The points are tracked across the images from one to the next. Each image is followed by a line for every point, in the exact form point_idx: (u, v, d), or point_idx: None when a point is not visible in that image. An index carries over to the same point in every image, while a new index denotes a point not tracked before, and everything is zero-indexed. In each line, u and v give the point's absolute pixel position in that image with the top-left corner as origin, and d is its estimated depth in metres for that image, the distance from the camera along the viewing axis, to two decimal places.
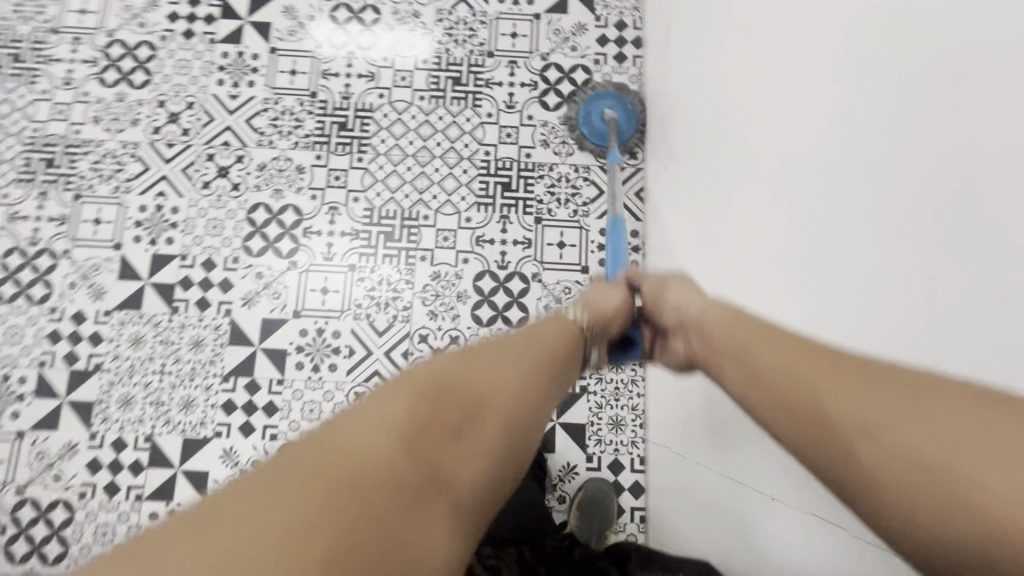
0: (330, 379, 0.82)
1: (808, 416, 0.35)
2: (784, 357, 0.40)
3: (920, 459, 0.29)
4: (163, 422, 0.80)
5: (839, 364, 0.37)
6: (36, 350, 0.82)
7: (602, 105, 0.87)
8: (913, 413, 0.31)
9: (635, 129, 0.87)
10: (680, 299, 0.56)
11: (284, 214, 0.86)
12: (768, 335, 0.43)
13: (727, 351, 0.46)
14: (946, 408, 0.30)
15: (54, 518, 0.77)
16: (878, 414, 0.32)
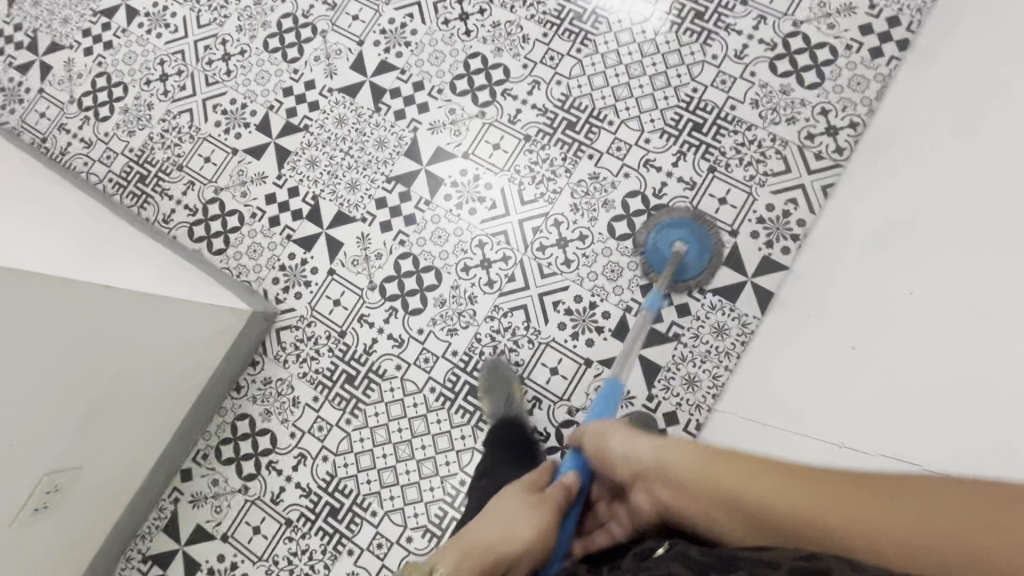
0: (466, 219, 0.90)
1: (768, 532, 0.37)
2: (753, 477, 0.39)
3: (911, 540, 0.31)
4: (330, 190, 0.94)
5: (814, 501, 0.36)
6: (271, 95, 0.99)
7: (672, 233, 0.83)
8: (855, 518, 0.33)
9: (701, 266, 0.81)
10: (625, 446, 0.51)
11: (495, 70, 0.94)
12: (728, 462, 0.42)
13: (697, 490, 0.42)
14: (945, 496, 0.31)
15: (228, 222, 0.95)
16: (843, 511, 0.34)
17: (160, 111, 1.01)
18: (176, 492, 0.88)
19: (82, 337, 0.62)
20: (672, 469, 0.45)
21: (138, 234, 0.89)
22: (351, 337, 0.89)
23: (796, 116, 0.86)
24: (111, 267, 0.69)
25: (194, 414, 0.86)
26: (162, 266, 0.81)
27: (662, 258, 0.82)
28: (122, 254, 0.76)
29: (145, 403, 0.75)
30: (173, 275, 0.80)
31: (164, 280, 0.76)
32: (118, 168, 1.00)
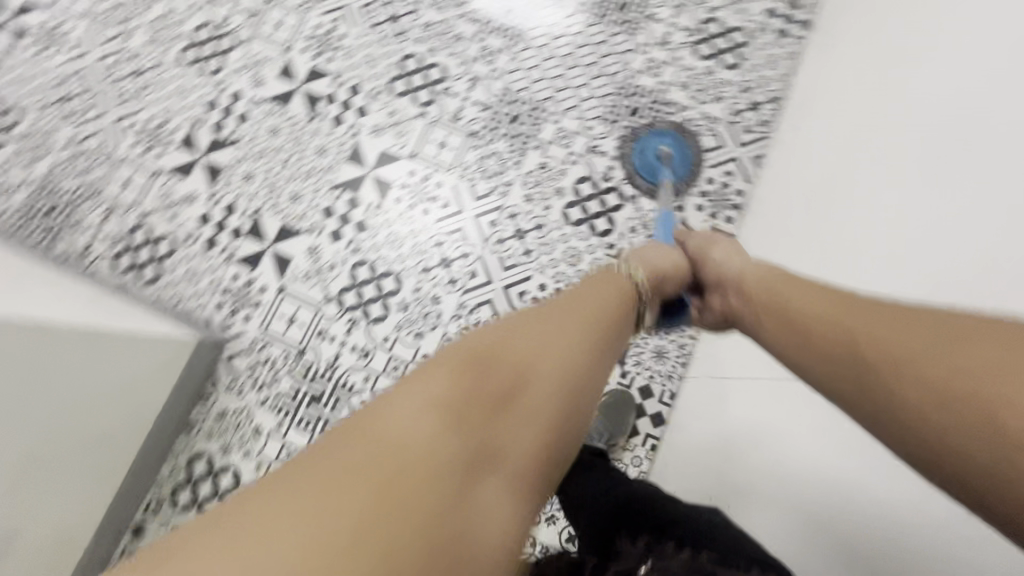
0: (420, 220, 0.88)
1: (834, 355, 0.45)
2: (834, 309, 0.47)
3: (949, 370, 0.37)
4: (271, 205, 0.89)
5: (916, 348, 0.39)
6: (193, 110, 0.93)
7: (658, 142, 0.90)
8: (909, 350, 0.40)
9: (687, 170, 0.89)
10: (725, 256, 0.64)
11: (432, 70, 0.94)
12: (823, 296, 0.50)
13: (775, 311, 0.54)
14: (982, 332, 0.37)
15: (159, 248, 0.88)
16: (915, 347, 0.39)
17: (64, 136, 0.92)
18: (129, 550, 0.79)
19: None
20: (749, 287, 0.59)
21: (57, 271, 0.80)
22: (311, 355, 0.85)
23: (722, 95, 0.92)
24: (30, 305, 0.62)
25: (148, 462, 0.79)
26: (90, 303, 0.74)
27: (653, 165, 0.89)
28: (46, 293, 0.69)
29: (95, 455, 0.68)
30: (103, 310, 0.73)
31: (93, 316, 0.69)
32: (19, 202, 0.90)
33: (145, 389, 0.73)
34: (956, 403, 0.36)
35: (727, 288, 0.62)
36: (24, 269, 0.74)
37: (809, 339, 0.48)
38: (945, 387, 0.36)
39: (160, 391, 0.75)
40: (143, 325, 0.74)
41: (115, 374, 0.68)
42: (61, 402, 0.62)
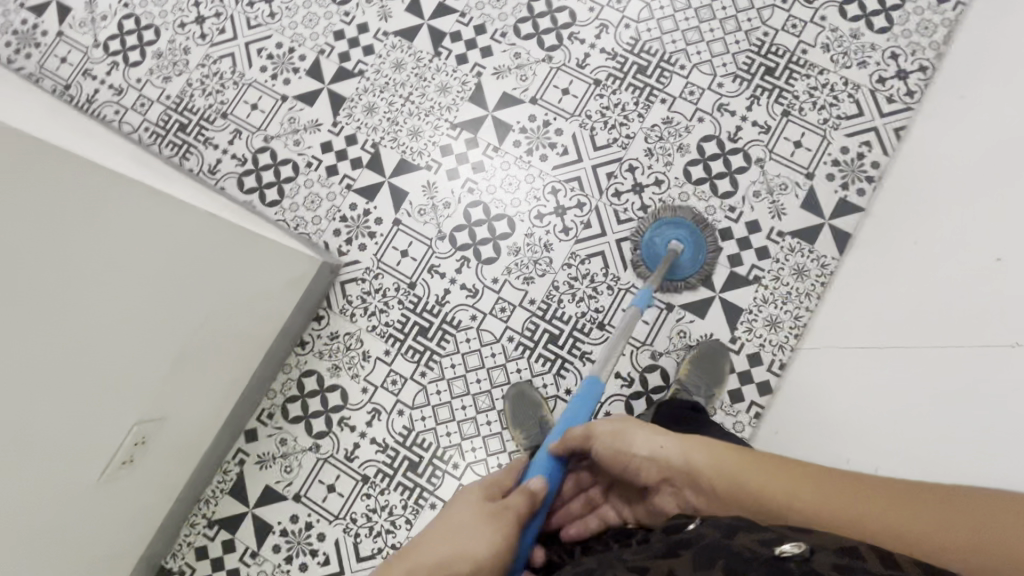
0: (537, 166, 0.88)
1: (782, 507, 0.40)
2: (783, 477, 0.41)
3: (909, 530, 0.33)
4: (391, 138, 0.90)
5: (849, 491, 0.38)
6: (320, 39, 0.94)
7: (671, 233, 0.82)
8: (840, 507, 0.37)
9: (693, 270, 0.81)
10: (651, 445, 0.51)
11: (560, 14, 0.91)
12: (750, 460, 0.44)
13: (730, 496, 0.44)
14: (943, 506, 0.34)
15: (281, 172, 0.91)
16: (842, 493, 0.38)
17: (198, 57, 0.95)
18: (242, 454, 0.84)
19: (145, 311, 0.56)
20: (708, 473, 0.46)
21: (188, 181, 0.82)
22: (421, 289, 0.86)
23: (867, 60, 0.87)
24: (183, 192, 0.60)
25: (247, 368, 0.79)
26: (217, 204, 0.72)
27: (657, 256, 0.81)
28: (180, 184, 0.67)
29: (215, 366, 0.71)
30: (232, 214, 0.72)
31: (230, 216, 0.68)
32: (154, 117, 0.94)
33: (260, 294, 0.72)
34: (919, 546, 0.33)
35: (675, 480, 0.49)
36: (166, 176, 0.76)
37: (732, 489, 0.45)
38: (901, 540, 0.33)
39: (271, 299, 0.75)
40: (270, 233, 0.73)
41: (244, 274, 0.67)
42: (194, 290, 0.61)
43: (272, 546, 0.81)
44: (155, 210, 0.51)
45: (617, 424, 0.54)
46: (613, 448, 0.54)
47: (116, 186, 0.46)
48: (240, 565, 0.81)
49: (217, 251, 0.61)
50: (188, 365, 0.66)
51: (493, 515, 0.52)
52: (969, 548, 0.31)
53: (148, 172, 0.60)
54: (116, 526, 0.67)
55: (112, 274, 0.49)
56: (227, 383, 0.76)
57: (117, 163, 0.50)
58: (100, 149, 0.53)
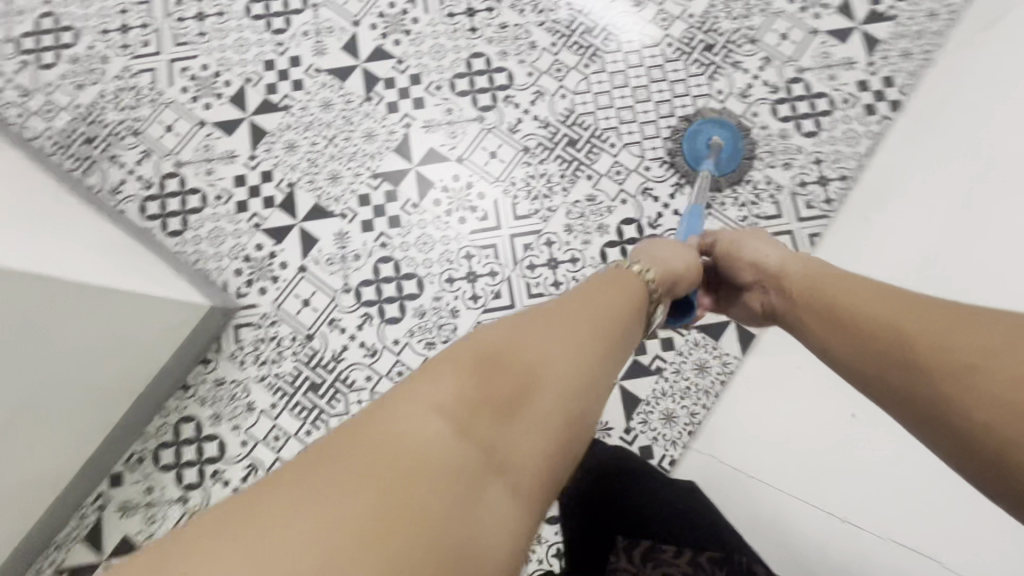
0: (454, 227, 0.86)
1: (891, 360, 0.47)
2: (892, 310, 0.50)
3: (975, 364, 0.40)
4: (309, 180, 0.87)
5: (919, 325, 0.46)
6: (249, 67, 0.90)
7: (713, 130, 0.87)
8: (932, 342, 0.44)
9: (731, 165, 0.87)
10: (759, 248, 0.67)
11: (498, 74, 0.90)
12: (847, 291, 0.55)
13: (828, 316, 0.55)
14: (985, 321, 0.43)
15: (189, 201, 0.86)
16: (913, 329, 0.46)
17: (116, 68, 0.90)
18: (102, 499, 0.79)
19: None
20: (791, 279, 0.63)
21: (67, 206, 0.77)
22: (318, 342, 0.83)
23: (791, 162, 0.87)
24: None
25: (99, 416, 0.74)
26: (71, 247, 0.68)
27: (700, 155, 0.86)
28: (24, 223, 0.63)
29: (76, 413, 0.70)
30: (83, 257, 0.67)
31: (74, 260, 0.63)
32: (60, 125, 0.89)
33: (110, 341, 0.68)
34: (962, 405, 0.40)
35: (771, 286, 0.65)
36: (36, 202, 0.71)
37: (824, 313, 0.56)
38: (967, 380, 0.40)
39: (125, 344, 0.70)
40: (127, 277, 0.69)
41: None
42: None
43: None
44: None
45: (736, 234, 0.71)
46: (729, 251, 0.71)
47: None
48: None
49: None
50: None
51: (605, 284, 0.56)
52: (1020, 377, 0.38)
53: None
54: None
55: None
56: (71, 433, 0.71)
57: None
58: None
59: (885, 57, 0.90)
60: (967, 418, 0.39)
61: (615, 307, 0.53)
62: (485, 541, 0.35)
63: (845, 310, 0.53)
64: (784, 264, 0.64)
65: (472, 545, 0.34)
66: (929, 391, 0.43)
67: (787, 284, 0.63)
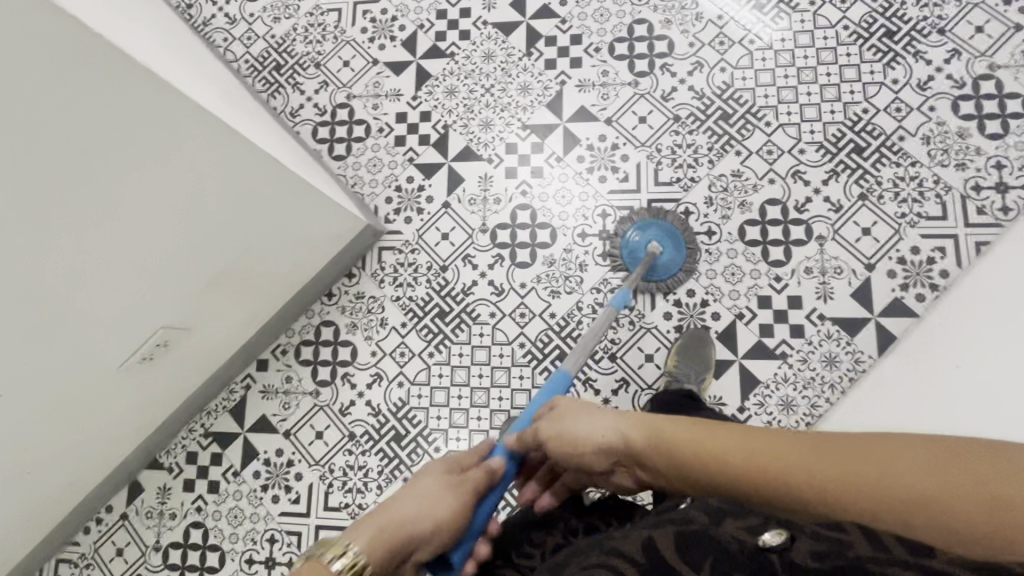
0: (594, 186, 0.88)
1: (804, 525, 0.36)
2: (849, 485, 0.33)
3: (923, 531, 0.31)
4: (462, 124, 0.93)
5: (910, 482, 0.31)
6: (424, 14, 0.97)
7: (649, 237, 0.84)
8: (859, 495, 0.33)
9: (678, 256, 0.83)
10: (582, 427, 0.53)
11: (659, 42, 0.90)
12: (695, 438, 0.43)
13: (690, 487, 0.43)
14: (984, 467, 0.30)
15: (354, 131, 0.95)
16: (825, 474, 0.34)
17: (308, 6, 1.00)
18: (248, 380, 0.89)
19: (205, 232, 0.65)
20: (637, 445, 0.48)
21: (262, 118, 0.87)
22: (451, 274, 0.88)
23: (967, 163, 0.81)
24: (240, 115, 0.63)
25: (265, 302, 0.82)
26: (279, 148, 0.76)
27: (636, 257, 0.84)
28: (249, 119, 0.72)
29: (249, 296, 0.79)
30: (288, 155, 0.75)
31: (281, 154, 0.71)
32: (256, 51, 1.00)
33: (291, 235, 0.75)
34: (852, 515, 0.33)
35: (620, 459, 0.51)
36: (242, 107, 0.80)
37: (671, 462, 0.44)
38: (889, 521, 0.32)
39: (300, 240, 0.77)
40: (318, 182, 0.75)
41: (277, 208, 0.69)
42: (217, 208, 0.63)
43: (252, 472, 0.86)
44: (191, 121, 0.53)
45: (571, 402, 0.57)
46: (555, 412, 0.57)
47: (149, 82, 0.48)
48: (220, 480, 0.87)
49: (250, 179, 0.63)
50: (198, 273, 0.69)
51: (586, 410, 0.54)
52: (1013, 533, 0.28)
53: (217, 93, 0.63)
54: (110, 403, 0.73)
55: (169, 189, 0.57)
56: (246, 307, 0.80)
57: (176, 67, 0.53)
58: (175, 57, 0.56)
59: None
60: (949, 537, 0.30)
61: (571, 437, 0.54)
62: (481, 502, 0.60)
63: (724, 455, 0.40)
64: (624, 430, 0.49)
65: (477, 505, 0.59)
66: (839, 515, 0.34)
67: (630, 449, 0.49)
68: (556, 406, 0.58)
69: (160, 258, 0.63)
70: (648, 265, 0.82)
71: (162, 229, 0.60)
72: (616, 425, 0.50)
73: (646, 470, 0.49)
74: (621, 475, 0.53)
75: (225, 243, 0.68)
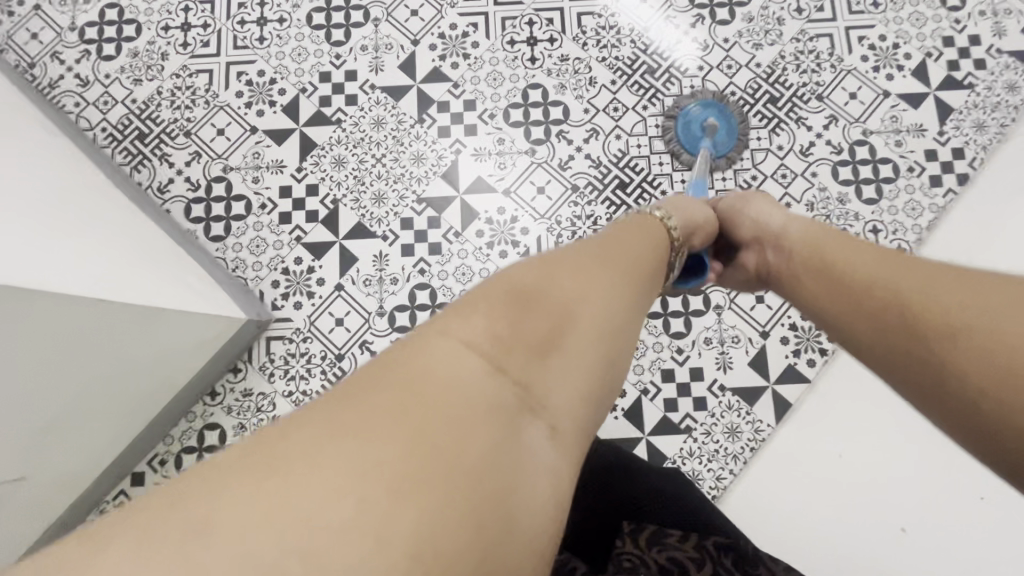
0: (494, 261, 0.84)
1: (898, 333, 0.46)
2: (911, 280, 0.48)
3: (950, 346, 0.41)
4: (353, 198, 0.86)
5: (919, 288, 0.46)
6: (305, 77, 0.90)
7: (704, 113, 0.86)
8: (917, 316, 0.45)
9: (733, 138, 0.86)
10: (760, 211, 0.67)
11: (554, 108, 0.88)
12: (851, 252, 0.55)
13: (835, 286, 0.54)
14: (981, 290, 0.43)
15: (233, 207, 0.86)
16: (945, 306, 0.43)
17: (174, 65, 0.90)
18: (122, 497, 0.80)
19: None
20: (793, 242, 0.62)
21: (118, 203, 0.77)
22: (348, 363, 0.83)
23: (847, 228, 0.84)
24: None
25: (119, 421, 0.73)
26: None
27: (693, 134, 0.86)
28: None
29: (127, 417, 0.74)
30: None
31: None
32: (115, 118, 0.89)
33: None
34: (930, 347, 0.43)
35: (769, 244, 0.65)
36: (82, 205, 0.71)
37: (822, 270, 0.56)
38: (940, 333, 0.42)
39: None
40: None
41: None
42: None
43: None
44: None
45: (737, 197, 0.71)
46: (732, 209, 0.70)
47: None
48: None
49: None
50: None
51: (682, 199, 0.66)
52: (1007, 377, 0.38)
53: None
54: None
55: None
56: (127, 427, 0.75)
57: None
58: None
59: (957, 127, 0.86)
60: (996, 397, 0.38)
61: (690, 217, 0.64)
62: (512, 503, 0.31)
63: (854, 271, 0.53)
64: (790, 223, 0.64)
65: (505, 498, 0.31)
66: (925, 347, 0.43)
67: (790, 248, 0.62)
68: (718, 200, 0.73)
69: None
70: (710, 135, 0.85)
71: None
72: (812, 228, 0.62)
73: (781, 263, 0.63)
74: (749, 257, 0.68)
75: None
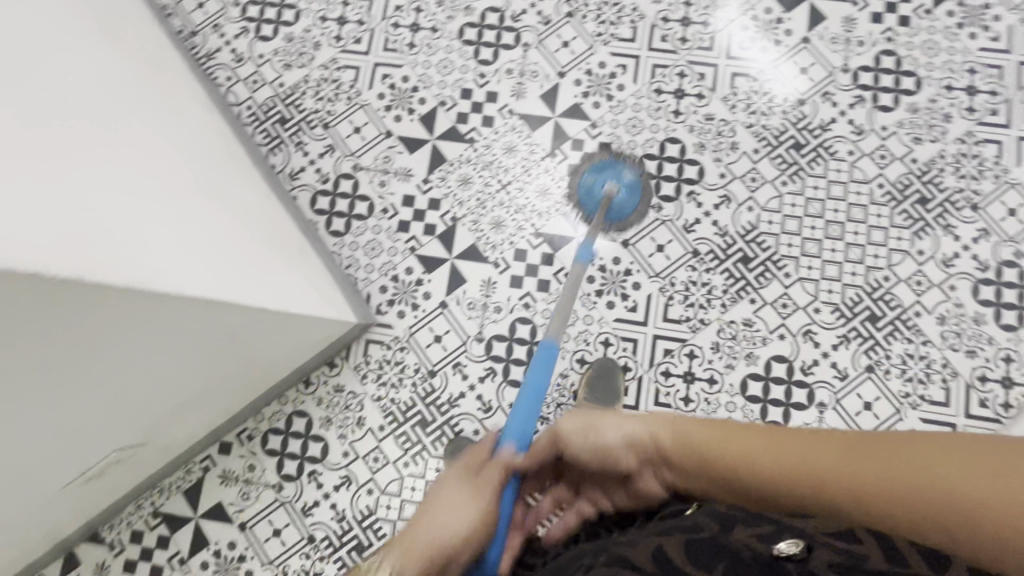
0: (600, 310, 0.84)
1: (813, 479, 0.46)
2: (918, 477, 0.41)
3: (935, 513, 0.40)
4: (472, 219, 0.87)
5: (902, 475, 0.42)
6: (447, 90, 0.91)
7: (606, 178, 0.85)
8: (878, 489, 0.43)
9: (632, 206, 0.85)
10: (574, 433, 0.61)
11: (689, 166, 0.86)
12: (719, 442, 0.52)
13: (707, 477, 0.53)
14: (966, 460, 0.40)
15: (357, 206, 0.89)
16: (896, 491, 0.42)
17: (324, 57, 0.93)
18: (208, 461, 0.84)
19: (192, 366, 0.65)
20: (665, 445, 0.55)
21: (257, 189, 0.79)
22: (439, 381, 0.84)
23: (977, 351, 0.79)
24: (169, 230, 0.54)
25: (227, 401, 0.77)
26: (255, 243, 0.68)
27: (591, 197, 0.86)
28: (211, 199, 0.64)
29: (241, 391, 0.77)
30: (244, 244, 0.66)
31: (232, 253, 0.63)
32: (261, 98, 0.92)
33: (267, 346, 0.72)
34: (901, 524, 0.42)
35: (644, 440, 0.57)
36: (240, 183, 0.75)
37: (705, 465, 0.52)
38: (900, 512, 0.42)
39: (267, 344, 0.72)
40: (286, 288, 0.69)
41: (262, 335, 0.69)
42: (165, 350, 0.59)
43: (200, 562, 0.81)
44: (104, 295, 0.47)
45: (574, 424, 0.61)
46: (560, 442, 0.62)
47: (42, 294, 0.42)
48: (164, 566, 0.81)
49: (193, 316, 0.57)
50: (166, 390, 0.65)
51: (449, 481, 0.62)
52: (975, 534, 0.39)
53: (147, 191, 0.53)
54: (85, 495, 0.71)
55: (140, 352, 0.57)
56: (236, 397, 0.78)
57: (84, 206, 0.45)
58: (89, 181, 0.46)
59: None
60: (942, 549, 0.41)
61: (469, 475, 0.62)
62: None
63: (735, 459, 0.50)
64: (631, 422, 0.58)
65: None
66: (853, 504, 0.44)
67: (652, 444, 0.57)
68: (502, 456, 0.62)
69: (119, 399, 0.60)
70: (606, 204, 0.84)
71: (114, 358, 0.55)
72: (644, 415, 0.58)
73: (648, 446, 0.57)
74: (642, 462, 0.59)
75: (191, 372, 0.66)
